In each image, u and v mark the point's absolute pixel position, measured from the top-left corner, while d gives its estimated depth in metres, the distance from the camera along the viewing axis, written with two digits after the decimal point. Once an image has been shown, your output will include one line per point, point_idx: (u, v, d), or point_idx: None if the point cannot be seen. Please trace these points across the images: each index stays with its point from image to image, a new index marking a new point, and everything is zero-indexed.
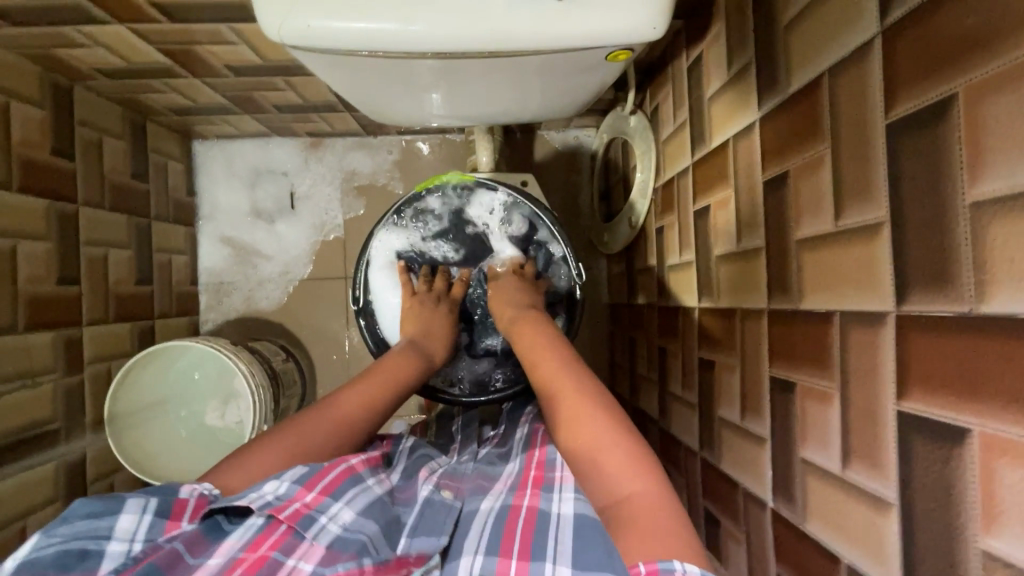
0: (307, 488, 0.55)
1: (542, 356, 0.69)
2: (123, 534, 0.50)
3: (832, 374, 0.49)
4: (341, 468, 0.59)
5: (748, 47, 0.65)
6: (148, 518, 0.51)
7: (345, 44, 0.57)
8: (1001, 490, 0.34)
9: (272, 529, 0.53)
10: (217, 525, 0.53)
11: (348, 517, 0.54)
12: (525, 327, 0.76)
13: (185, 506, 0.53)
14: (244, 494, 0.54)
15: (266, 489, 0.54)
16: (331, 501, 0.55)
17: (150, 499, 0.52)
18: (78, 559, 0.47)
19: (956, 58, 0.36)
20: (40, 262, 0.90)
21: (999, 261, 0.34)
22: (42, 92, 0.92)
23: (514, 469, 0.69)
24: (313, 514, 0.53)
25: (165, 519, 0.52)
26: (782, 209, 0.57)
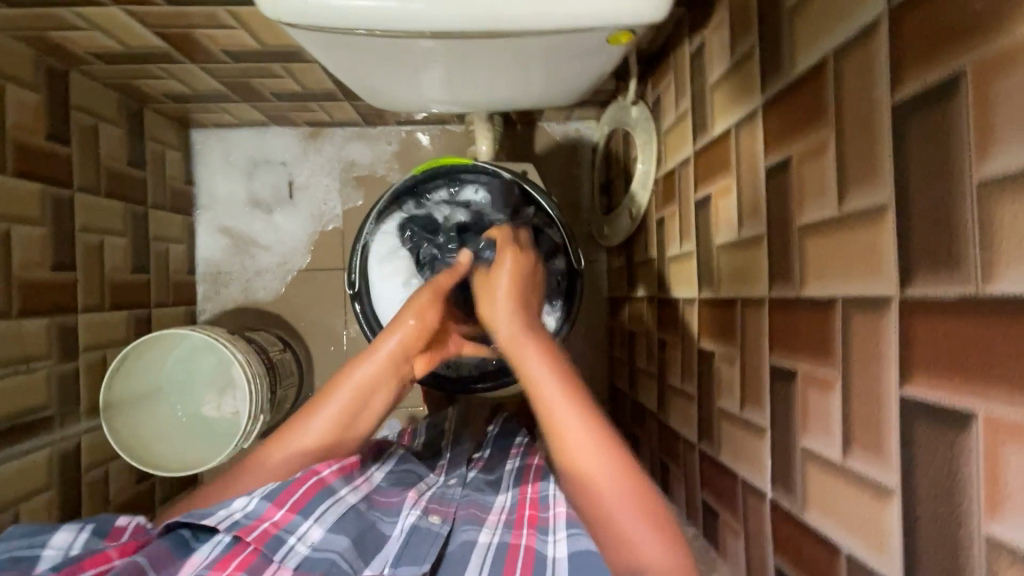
0: (277, 506, 0.58)
1: (546, 394, 0.59)
2: (58, 545, 0.55)
3: (834, 360, 0.49)
4: (313, 481, 0.61)
5: (752, 32, 0.64)
6: (84, 535, 0.57)
7: (341, 21, 0.57)
8: (1005, 475, 0.33)
9: (241, 548, 0.55)
10: (184, 541, 0.57)
11: (317, 535, 0.57)
12: (518, 346, 0.62)
13: (125, 529, 0.60)
14: (213, 513, 0.56)
15: (235, 507, 0.57)
16: (300, 519, 0.57)
17: (88, 522, 0.58)
18: (12, 564, 0.52)
19: (964, 33, 0.36)
20: (34, 247, 0.89)
21: (1006, 240, 0.33)
22: (38, 76, 0.91)
23: (506, 502, 0.68)
24: (281, 535, 0.56)
25: (100, 538, 0.58)
26: (785, 196, 0.56)
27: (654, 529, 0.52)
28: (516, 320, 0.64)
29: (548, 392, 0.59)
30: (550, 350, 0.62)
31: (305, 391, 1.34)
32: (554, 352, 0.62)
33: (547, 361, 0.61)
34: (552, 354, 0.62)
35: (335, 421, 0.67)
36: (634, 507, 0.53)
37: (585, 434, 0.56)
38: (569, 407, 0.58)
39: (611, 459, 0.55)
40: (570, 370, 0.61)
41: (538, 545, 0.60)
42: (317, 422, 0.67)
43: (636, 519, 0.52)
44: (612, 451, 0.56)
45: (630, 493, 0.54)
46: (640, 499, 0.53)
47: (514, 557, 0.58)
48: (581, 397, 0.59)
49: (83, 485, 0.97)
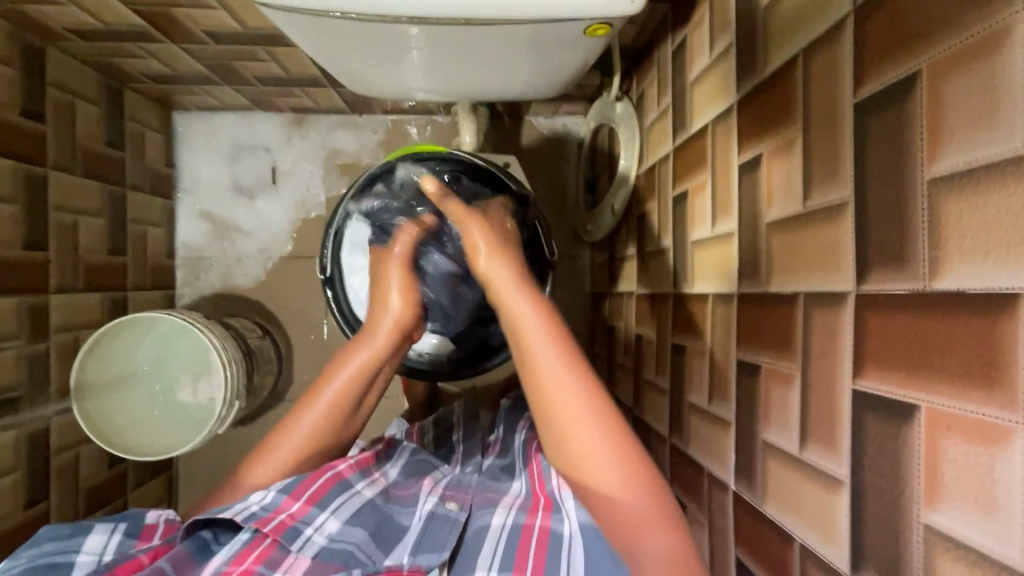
0: (293, 498, 0.58)
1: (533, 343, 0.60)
2: (92, 550, 0.56)
3: (795, 356, 0.49)
4: (328, 476, 0.61)
5: (731, 29, 0.64)
6: (116, 537, 0.57)
7: (316, 2, 0.56)
8: (945, 466, 0.34)
9: (256, 543, 0.56)
10: (205, 543, 0.58)
11: (334, 527, 0.59)
12: (507, 293, 0.64)
13: (155, 528, 0.60)
14: (231, 507, 0.58)
15: (253, 499, 0.58)
16: (317, 512, 0.59)
17: (119, 522, 0.59)
18: (47, 571, 0.53)
19: (921, 33, 0.36)
20: (4, 224, 0.87)
21: (953, 236, 0.34)
22: (12, 49, 0.89)
23: (521, 486, 0.69)
24: (298, 526, 0.57)
25: (132, 539, 0.58)
26: (755, 193, 0.57)
27: (624, 468, 0.55)
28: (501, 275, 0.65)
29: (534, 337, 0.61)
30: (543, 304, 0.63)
31: (284, 379, 1.33)
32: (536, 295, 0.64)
33: (535, 306, 0.62)
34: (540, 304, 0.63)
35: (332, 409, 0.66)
36: (608, 449, 0.55)
37: (563, 376, 0.58)
38: (553, 356, 0.59)
39: (591, 406, 0.57)
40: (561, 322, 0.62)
41: (553, 524, 0.61)
42: (311, 415, 0.65)
43: (610, 463, 0.55)
44: (595, 398, 0.58)
45: (604, 436, 0.56)
46: (616, 443, 0.56)
47: (528, 538, 0.60)
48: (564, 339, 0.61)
49: (52, 468, 0.95)
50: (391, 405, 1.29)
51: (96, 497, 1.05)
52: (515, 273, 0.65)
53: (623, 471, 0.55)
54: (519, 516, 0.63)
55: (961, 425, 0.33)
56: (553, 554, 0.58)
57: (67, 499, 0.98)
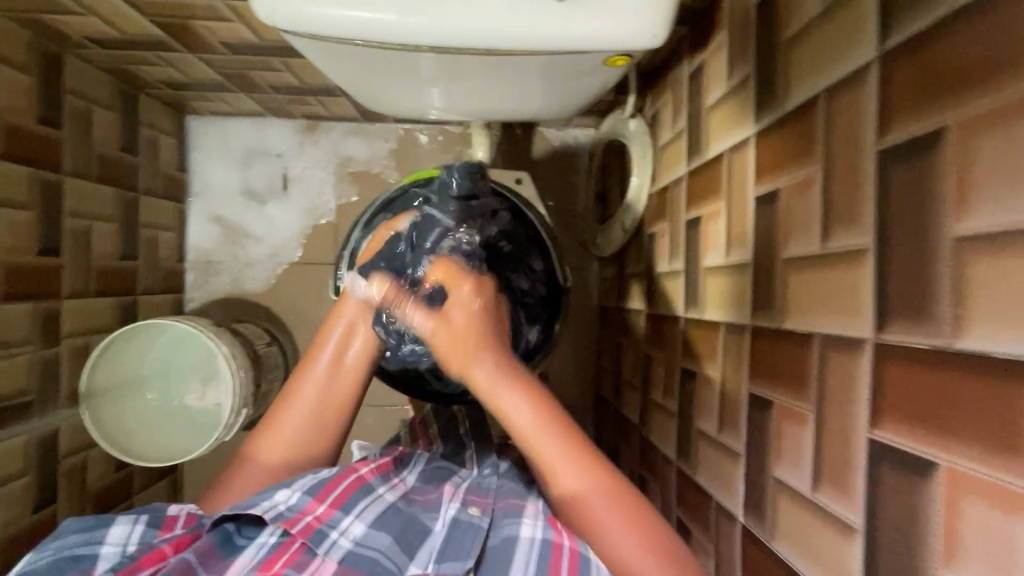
0: (319, 501, 0.56)
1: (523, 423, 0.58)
2: (116, 539, 0.53)
3: (809, 396, 0.49)
4: (352, 479, 0.60)
5: (750, 59, 0.64)
6: (141, 526, 0.55)
7: (338, 31, 0.57)
8: (964, 526, 0.34)
9: (285, 548, 0.54)
10: (229, 536, 0.56)
11: (359, 531, 0.56)
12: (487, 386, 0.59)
13: (177, 519, 0.57)
14: (257, 504, 0.55)
15: (279, 499, 0.56)
16: (342, 515, 0.56)
17: (141, 513, 0.56)
18: (69, 565, 0.51)
19: (952, 88, 0.36)
20: (20, 231, 0.88)
21: (978, 298, 0.34)
22: (31, 57, 0.89)
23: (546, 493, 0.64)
24: (324, 529, 0.55)
25: (157, 530, 0.56)
26: (772, 227, 0.57)
27: (642, 538, 0.53)
28: (479, 357, 0.59)
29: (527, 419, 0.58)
30: (526, 381, 0.60)
31: None
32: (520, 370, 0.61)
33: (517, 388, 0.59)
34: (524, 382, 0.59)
35: (324, 388, 0.66)
36: (624, 520, 0.54)
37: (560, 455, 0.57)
38: (547, 442, 0.57)
39: (597, 480, 0.56)
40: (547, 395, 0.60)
41: (582, 549, 0.54)
42: (299, 406, 0.65)
43: (629, 538, 0.53)
44: (598, 471, 0.57)
45: (617, 511, 0.55)
46: (628, 511, 0.55)
47: (559, 557, 0.54)
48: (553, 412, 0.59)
49: (61, 472, 0.96)
50: (395, 412, 1.29)
51: (102, 500, 1.06)
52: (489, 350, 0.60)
53: (644, 539, 0.53)
54: (548, 528, 0.57)
55: (982, 488, 0.33)
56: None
57: (75, 502, 0.99)
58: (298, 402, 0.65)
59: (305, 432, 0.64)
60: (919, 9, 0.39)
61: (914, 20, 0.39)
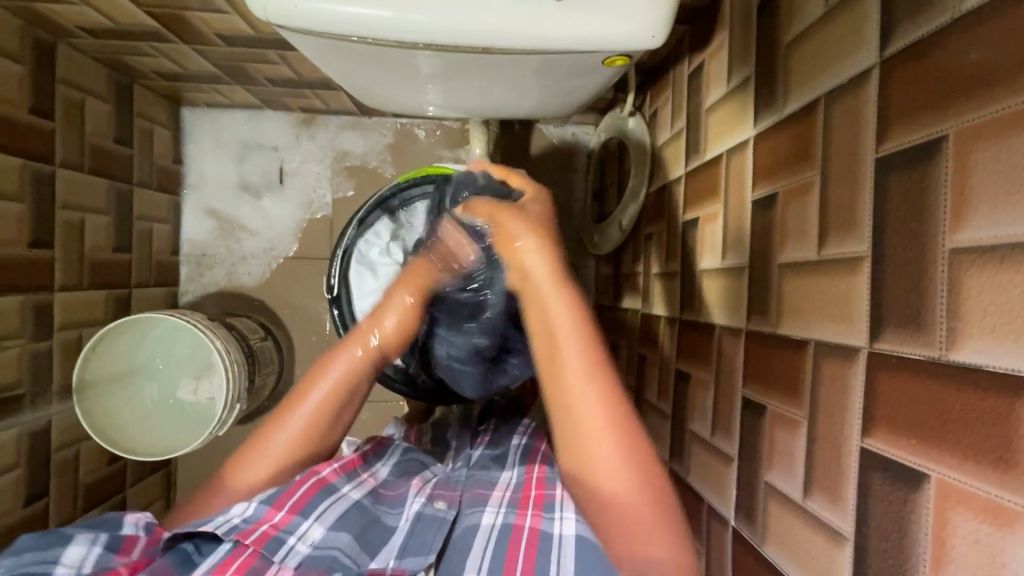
0: (276, 508, 0.57)
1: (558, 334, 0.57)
2: (71, 563, 0.50)
3: (802, 403, 0.49)
4: (313, 481, 0.60)
5: (751, 60, 0.63)
6: (97, 550, 0.51)
7: (333, 28, 0.56)
8: (953, 539, 0.34)
9: (239, 551, 0.54)
10: (188, 555, 0.55)
11: (317, 535, 0.56)
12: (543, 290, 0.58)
13: (137, 540, 0.54)
14: (211, 519, 0.55)
15: (234, 512, 0.56)
16: (301, 519, 0.57)
17: (100, 533, 0.53)
18: None
19: (953, 97, 0.35)
20: (11, 223, 0.87)
21: (973, 311, 0.33)
22: (22, 45, 0.88)
23: (512, 479, 0.67)
24: (281, 536, 0.55)
25: (113, 554, 0.52)
26: (768, 231, 0.57)
27: (641, 486, 0.52)
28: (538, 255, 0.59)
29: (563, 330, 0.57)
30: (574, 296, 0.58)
31: (284, 379, 1.33)
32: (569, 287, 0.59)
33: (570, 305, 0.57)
34: (576, 307, 0.58)
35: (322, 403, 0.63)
36: (628, 467, 0.53)
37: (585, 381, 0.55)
38: (584, 370, 0.55)
39: (619, 431, 0.54)
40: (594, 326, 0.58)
41: (543, 525, 0.58)
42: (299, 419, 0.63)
43: (627, 480, 0.52)
44: (617, 414, 0.55)
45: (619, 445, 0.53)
46: (637, 462, 0.53)
47: (516, 541, 0.57)
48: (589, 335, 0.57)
49: (52, 466, 0.96)
50: (390, 408, 1.29)
51: (94, 494, 1.05)
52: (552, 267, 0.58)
53: (638, 487, 0.52)
54: (509, 514, 0.61)
55: (972, 501, 0.33)
56: (543, 557, 0.55)
57: (66, 496, 0.98)
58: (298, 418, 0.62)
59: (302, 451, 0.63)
60: (920, 16, 0.38)
61: (914, 28, 0.39)
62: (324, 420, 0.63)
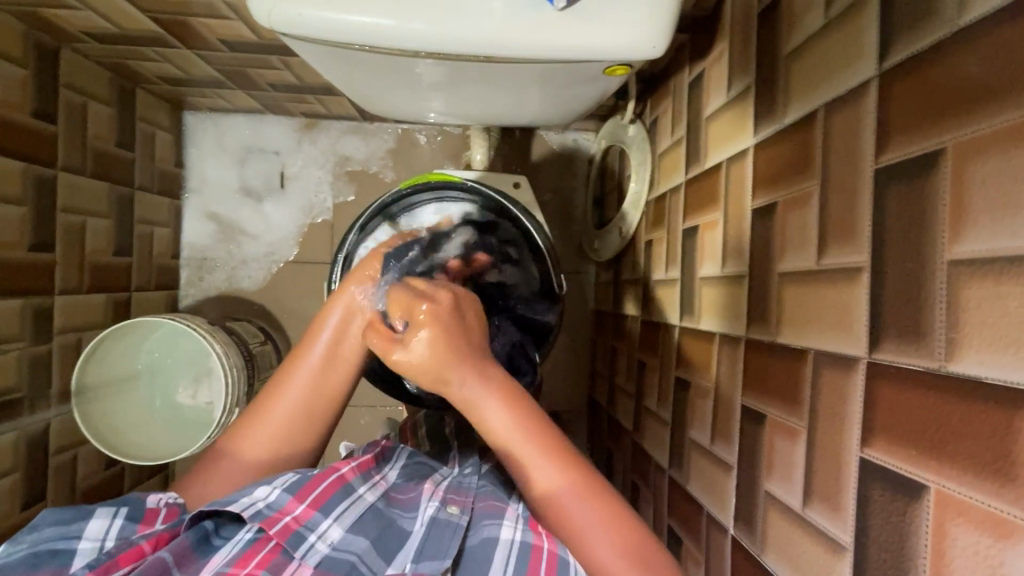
0: (298, 500, 0.56)
1: (507, 436, 0.56)
2: (94, 535, 0.52)
3: (801, 412, 0.49)
4: (333, 479, 0.59)
5: (751, 70, 0.64)
6: (119, 521, 0.54)
7: (337, 36, 0.57)
8: (952, 550, 0.34)
9: (261, 544, 0.54)
10: (206, 535, 0.55)
11: (336, 535, 0.56)
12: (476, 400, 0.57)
13: (158, 513, 0.56)
14: (236, 500, 0.55)
15: (258, 496, 0.56)
16: (320, 517, 0.56)
17: (121, 507, 0.55)
18: (47, 559, 0.50)
19: (952, 110, 0.36)
20: (12, 227, 0.87)
21: (971, 322, 0.34)
22: (26, 50, 0.88)
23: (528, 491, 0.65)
24: (302, 531, 0.55)
25: (136, 524, 0.54)
26: (768, 240, 0.57)
27: (618, 534, 0.53)
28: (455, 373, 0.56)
29: (507, 435, 0.56)
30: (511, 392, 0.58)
31: None
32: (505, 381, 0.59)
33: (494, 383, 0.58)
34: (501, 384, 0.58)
35: (320, 367, 0.64)
36: (599, 519, 0.54)
37: (547, 468, 0.56)
38: (528, 447, 0.56)
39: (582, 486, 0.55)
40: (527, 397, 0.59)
41: (561, 550, 0.56)
42: (295, 388, 0.63)
43: (602, 534, 0.53)
44: (574, 475, 0.56)
45: (600, 520, 0.53)
46: (606, 513, 0.54)
47: (537, 560, 0.55)
48: (536, 427, 0.57)
49: (51, 469, 0.95)
50: (389, 413, 1.29)
51: (92, 497, 1.05)
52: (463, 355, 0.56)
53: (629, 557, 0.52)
54: (527, 531, 0.58)
55: (971, 513, 0.33)
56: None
57: (64, 500, 0.98)
58: (293, 390, 0.63)
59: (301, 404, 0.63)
60: (920, 28, 0.39)
61: (914, 40, 0.39)
62: (318, 390, 0.63)
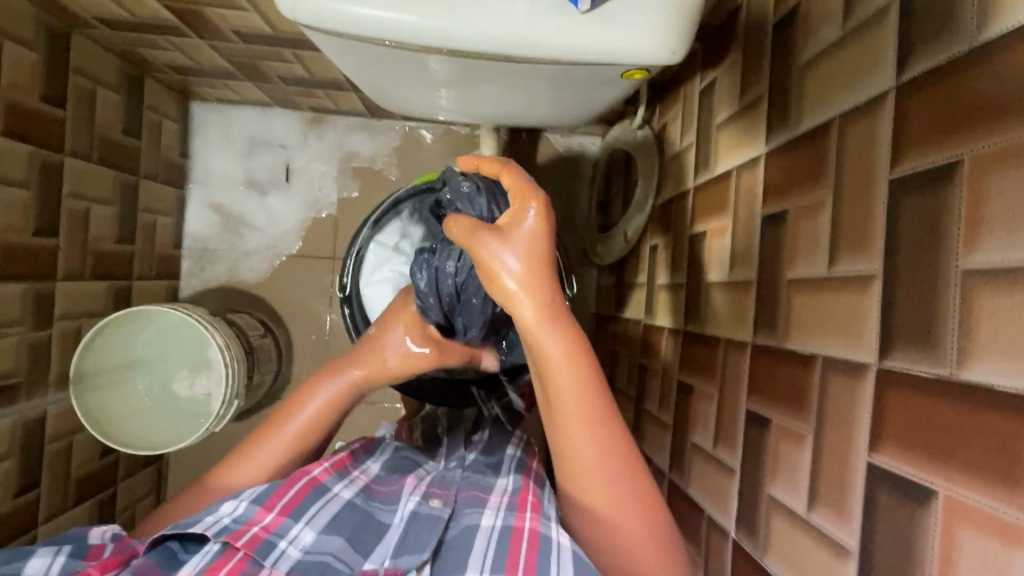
0: (267, 509, 0.55)
1: (560, 374, 0.54)
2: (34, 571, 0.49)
3: (808, 418, 0.50)
4: (304, 482, 0.58)
5: (763, 80, 0.65)
6: (60, 558, 0.50)
7: (357, 31, 0.57)
8: (960, 555, 0.35)
9: (228, 556, 0.51)
10: (173, 554, 0.53)
11: (308, 539, 0.54)
12: (540, 332, 0.54)
13: (102, 547, 0.53)
14: (200, 519, 0.53)
15: (223, 512, 0.54)
16: (291, 522, 0.54)
17: (64, 544, 0.51)
18: None
19: (971, 123, 0.36)
20: (18, 210, 0.87)
21: (985, 331, 0.34)
22: (39, 34, 0.88)
23: (507, 483, 0.64)
24: (271, 539, 0.52)
25: (81, 560, 0.51)
26: (777, 247, 0.58)
27: (640, 511, 0.54)
28: (531, 295, 0.53)
29: (562, 370, 0.54)
30: (571, 324, 0.55)
31: (282, 377, 1.33)
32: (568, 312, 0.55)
33: (567, 342, 0.54)
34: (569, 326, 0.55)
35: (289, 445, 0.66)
36: (624, 474, 0.55)
37: (590, 414, 0.55)
38: (583, 403, 0.54)
39: (623, 458, 0.55)
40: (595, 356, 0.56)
41: (542, 528, 0.55)
42: (267, 457, 0.65)
43: (626, 504, 0.54)
44: (616, 443, 0.55)
45: (623, 477, 0.55)
46: (628, 467, 0.55)
47: (517, 542, 0.53)
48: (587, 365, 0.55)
49: (45, 456, 0.94)
50: (387, 410, 1.29)
51: (86, 487, 1.04)
52: (546, 303, 0.54)
53: (641, 516, 0.54)
54: (508, 516, 0.57)
55: (981, 518, 0.33)
56: (543, 559, 0.51)
57: (57, 489, 0.97)
58: (261, 462, 0.65)
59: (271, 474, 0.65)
60: (938, 43, 0.40)
61: (932, 55, 0.40)
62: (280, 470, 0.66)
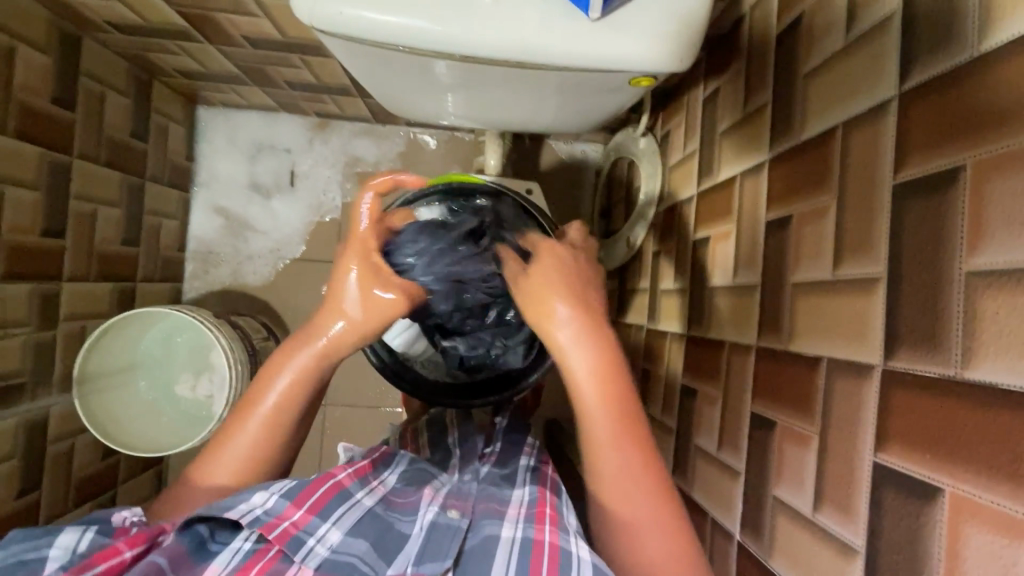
0: (296, 505, 0.54)
1: (587, 393, 0.56)
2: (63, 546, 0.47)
3: (814, 420, 0.50)
4: (330, 484, 0.58)
5: (767, 89, 0.66)
6: (89, 535, 0.48)
7: (371, 36, 0.58)
8: (965, 551, 0.35)
9: (260, 555, 0.52)
10: (202, 541, 0.51)
11: (335, 538, 0.54)
12: (570, 351, 0.57)
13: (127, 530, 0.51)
14: (234, 505, 0.52)
15: (255, 502, 0.53)
16: (319, 522, 0.54)
17: (91, 523, 0.50)
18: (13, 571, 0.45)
19: (973, 129, 0.38)
20: (26, 211, 0.87)
21: (988, 332, 0.35)
22: (51, 38, 0.89)
23: (524, 495, 0.64)
24: (301, 536, 0.53)
25: (108, 538, 0.49)
26: (781, 252, 0.59)
27: (671, 537, 0.54)
28: (562, 317, 0.58)
29: (592, 389, 0.56)
30: (603, 347, 0.58)
31: None
32: (599, 334, 0.58)
33: (598, 361, 0.57)
34: (599, 347, 0.57)
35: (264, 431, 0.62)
36: (651, 496, 0.55)
37: (619, 434, 0.56)
38: (614, 423, 0.56)
39: (652, 481, 0.55)
40: (626, 378, 0.58)
41: (562, 543, 0.55)
42: (243, 440, 0.61)
43: (656, 528, 0.54)
44: (645, 465, 0.56)
45: (652, 499, 0.55)
46: (657, 491, 0.55)
47: (540, 556, 0.53)
48: (618, 386, 0.57)
49: (47, 457, 0.94)
50: (389, 415, 1.29)
51: (87, 489, 1.03)
52: (577, 324, 0.58)
53: (670, 541, 0.54)
54: (527, 529, 0.57)
55: (986, 514, 0.34)
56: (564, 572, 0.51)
57: (58, 489, 0.96)
58: (234, 450, 0.61)
59: (248, 466, 0.61)
60: (939, 53, 0.41)
61: (933, 64, 0.41)
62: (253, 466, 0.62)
